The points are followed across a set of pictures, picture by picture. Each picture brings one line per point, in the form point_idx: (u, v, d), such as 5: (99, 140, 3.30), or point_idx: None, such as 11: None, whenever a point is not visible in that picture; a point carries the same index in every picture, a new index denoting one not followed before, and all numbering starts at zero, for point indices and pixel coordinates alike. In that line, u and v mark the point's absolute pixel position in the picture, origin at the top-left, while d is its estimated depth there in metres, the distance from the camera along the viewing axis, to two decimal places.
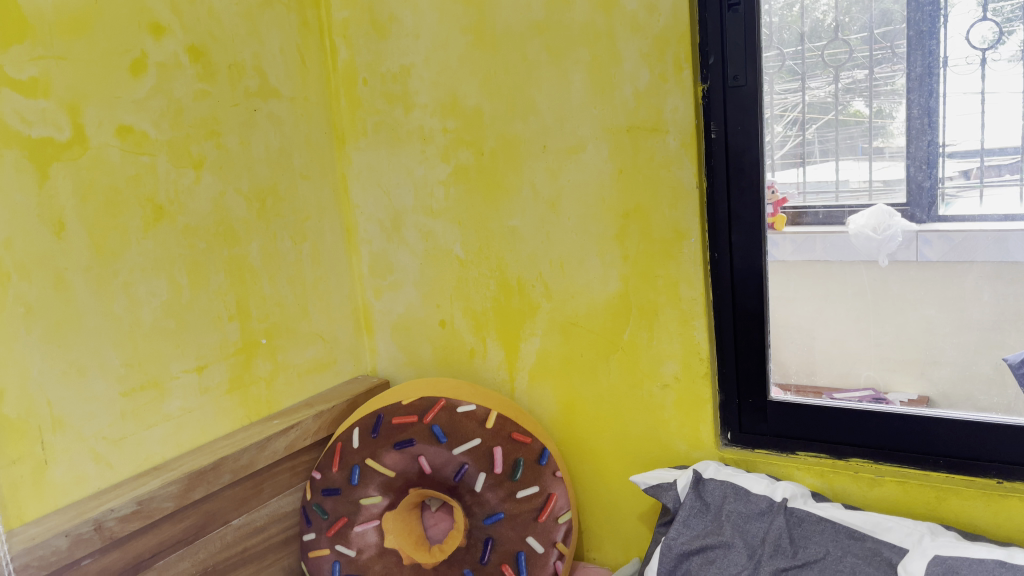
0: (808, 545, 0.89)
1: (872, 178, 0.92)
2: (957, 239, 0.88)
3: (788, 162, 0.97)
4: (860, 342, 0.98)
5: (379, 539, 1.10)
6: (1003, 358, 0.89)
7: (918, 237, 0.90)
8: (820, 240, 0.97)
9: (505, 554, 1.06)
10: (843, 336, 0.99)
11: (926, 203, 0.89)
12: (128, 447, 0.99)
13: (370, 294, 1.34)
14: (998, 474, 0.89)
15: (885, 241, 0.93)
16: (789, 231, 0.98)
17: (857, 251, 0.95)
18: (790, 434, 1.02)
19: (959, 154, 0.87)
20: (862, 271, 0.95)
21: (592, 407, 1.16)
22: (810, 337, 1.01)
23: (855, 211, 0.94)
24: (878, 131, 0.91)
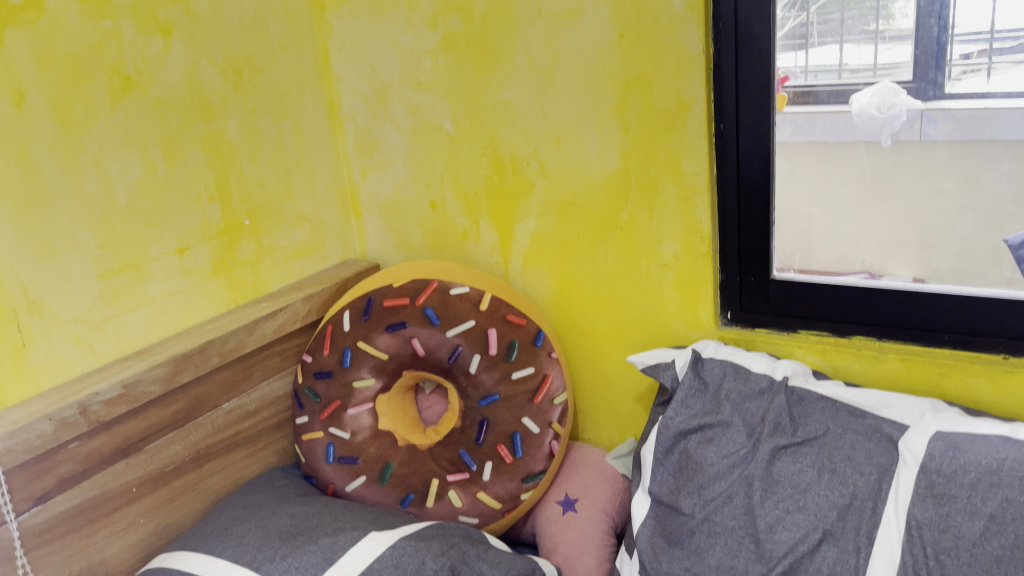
0: (809, 422, 0.88)
1: (876, 62, 0.87)
2: (962, 116, 0.84)
3: (788, 43, 0.91)
4: (855, 225, 0.95)
5: (373, 421, 1.08)
6: (1003, 239, 0.87)
7: (922, 116, 0.86)
8: (822, 121, 0.93)
9: (501, 435, 1.06)
10: (841, 219, 0.96)
11: (931, 80, 0.84)
12: (110, 331, 0.96)
13: (356, 175, 1.29)
14: (1005, 351, 0.87)
15: (889, 120, 0.88)
16: (789, 111, 0.94)
17: (857, 132, 0.91)
18: (793, 312, 1.00)
19: (964, 36, 0.82)
20: (863, 151, 0.92)
21: (589, 289, 1.13)
22: (806, 221, 0.98)
23: (860, 90, 0.89)
24: (881, 12, 0.85)
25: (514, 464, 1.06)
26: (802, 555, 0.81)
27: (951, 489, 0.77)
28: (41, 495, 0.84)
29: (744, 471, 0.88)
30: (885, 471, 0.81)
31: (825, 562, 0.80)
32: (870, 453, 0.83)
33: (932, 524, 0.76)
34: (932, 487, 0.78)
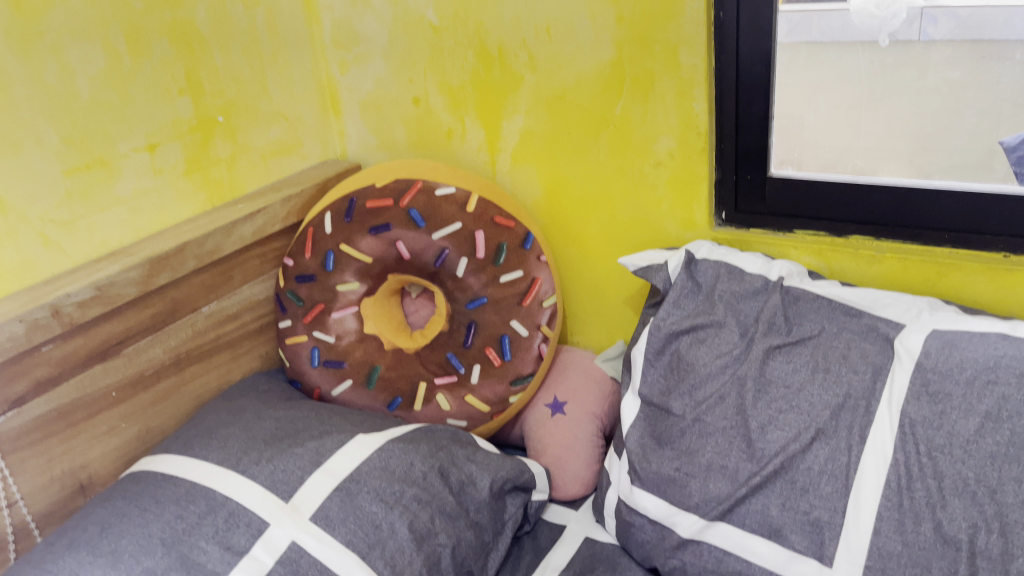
0: (803, 322, 0.87)
1: None
2: (965, 15, 0.83)
3: None
4: (848, 130, 0.94)
5: (358, 325, 1.06)
6: (999, 141, 0.86)
7: (922, 14, 0.84)
8: (817, 20, 0.89)
9: (489, 339, 1.04)
10: (831, 124, 0.95)
11: None
12: (80, 231, 0.91)
13: (335, 70, 1.22)
14: (1005, 249, 0.85)
15: (888, 19, 0.86)
16: (787, 9, 0.89)
17: (856, 32, 0.89)
18: (790, 212, 0.97)
19: None
20: (861, 52, 0.90)
21: (579, 189, 1.10)
22: (800, 123, 0.95)
23: None
24: None
25: (503, 367, 1.04)
26: (794, 454, 0.80)
27: (946, 387, 0.76)
28: (17, 399, 0.81)
29: (737, 372, 0.87)
30: (879, 371, 0.80)
31: (816, 461, 0.79)
32: (866, 352, 0.82)
33: (926, 422, 0.75)
34: (927, 385, 0.77)
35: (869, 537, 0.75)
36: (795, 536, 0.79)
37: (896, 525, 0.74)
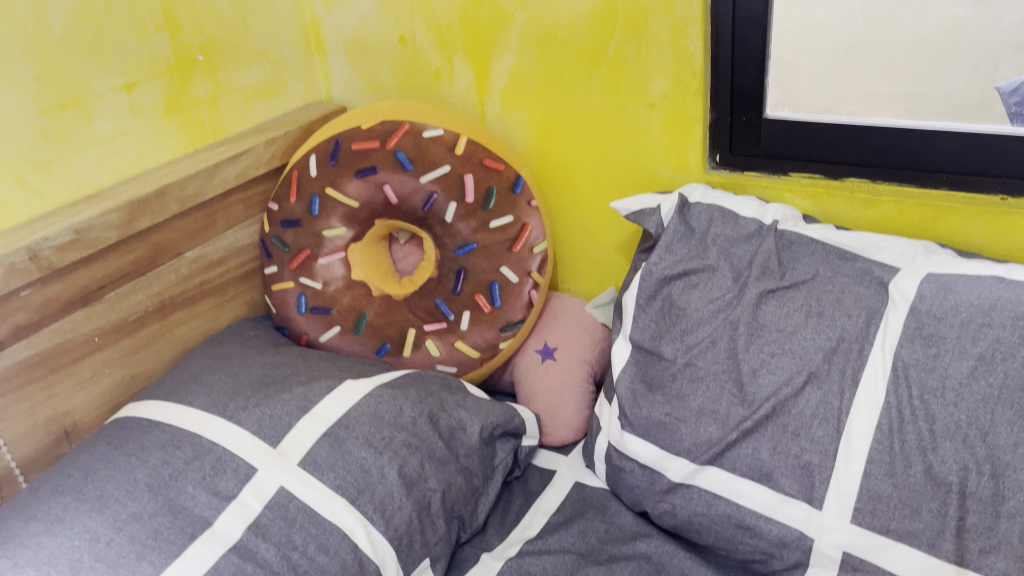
0: (797, 266, 0.86)
1: None
2: None
3: None
4: (845, 76, 0.93)
5: (345, 272, 1.04)
6: (996, 87, 0.84)
7: None
8: None
9: (479, 285, 1.02)
10: (828, 70, 0.93)
11: None
12: (57, 173, 0.89)
13: (318, 8, 1.18)
14: (1002, 191, 0.84)
15: None
16: None
17: None
18: (785, 155, 0.95)
19: None
20: None
21: (570, 131, 1.07)
22: (795, 70, 0.94)
23: None
24: None
25: (492, 313, 1.03)
26: (786, 398, 0.80)
27: (941, 330, 0.75)
28: None
29: (729, 316, 0.86)
30: (874, 314, 0.79)
31: (808, 405, 0.79)
32: (860, 296, 0.81)
33: (919, 365, 0.75)
34: (921, 328, 0.76)
35: (859, 479, 0.75)
36: (785, 479, 0.79)
37: (886, 467, 0.74)
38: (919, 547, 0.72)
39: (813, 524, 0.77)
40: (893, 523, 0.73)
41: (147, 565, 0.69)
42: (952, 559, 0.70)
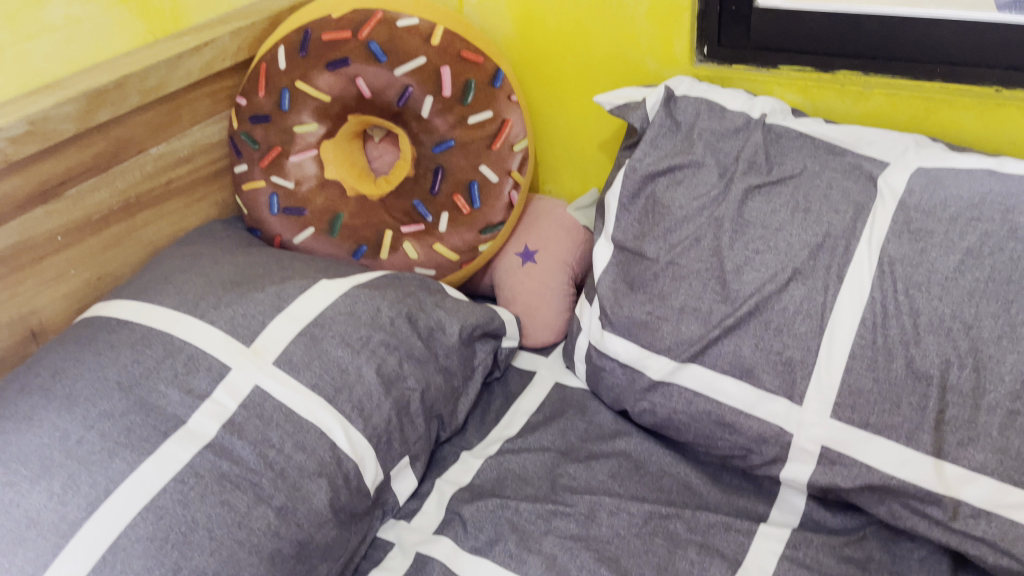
0: (785, 161, 0.83)
1: None
2: None
3: None
4: None
5: (318, 171, 1.00)
6: None
7: None
8: None
9: (457, 185, 0.99)
10: None
11: None
12: (8, 61, 0.84)
13: None
14: (998, 83, 0.81)
15: None
16: None
17: None
18: (775, 46, 0.91)
19: None
20: None
21: (553, 22, 1.02)
22: None
23: None
24: None
25: (471, 214, 1.00)
26: (769, 294, 0.79)
27: (929, 224, 0.74)
28: None
29: (714, 213, 0.84)
30: (861, 209, 0.78)
31: (792, 301, 0.78)
32: (848, 191, 0.79)
33: (905, 260, 0.74)
34: (909, 222, 0.75)
35: (840, 375, 0.75)
36: (766, 376, 0.78)
37: (867, 362, 0.74)
38: (897, 440, 0.72)
39: (792, 419, 0.77)
40: (872, 417, 0.73)
41: (120, 462, 0.68)
42: (929, 451, 0.71)
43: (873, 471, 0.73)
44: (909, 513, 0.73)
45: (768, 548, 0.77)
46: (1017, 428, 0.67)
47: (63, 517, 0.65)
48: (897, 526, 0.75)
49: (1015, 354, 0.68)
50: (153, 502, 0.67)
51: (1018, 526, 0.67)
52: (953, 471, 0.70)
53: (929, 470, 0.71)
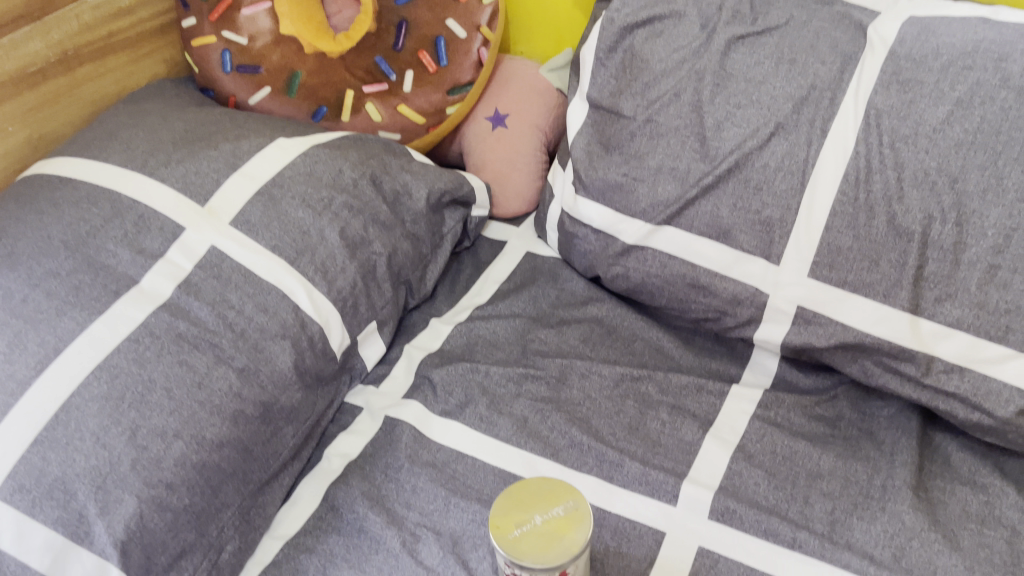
0: (771, 11, 0.78)
1: None
2: None
3: None
4: None
5: (271, 25, 0.92)
6: None
7: None
8: None
9: (423, 41, 0.95)
10: None
11: None
12: None
13: None
14: None
15: None
16: None
17: None
18: None
19: None
20: None
21: None
22: None
23: None
24: None
25: (438, 74, 0.96)
26: (750, 151, 0.75)
27: (919, 75, 0.70)
28: None
29: (695, 66, 0.79)
30: (849, 60, 0.74)
31: (773, 157, 0.75)
32: (836, 42, 0.75)
33: (893, 112, 0.70)
34: (898, 73, 0.71)
35: (819, 233, 0.73)
36: (743, 236, 0.76)
37: (848, 219, 0.72)
38: (874, 297, 0.71)
39: (769, 280, 0.76)
40: (850, 275, 0.72)
41: (69, 321, 0.65)
42: (905, 308, 0.70)
43: (849, 330, 0.72)
44: (881, 370, 0.73)
45: (739, 409, 0.77)
46: (996, 283, 0.66)
47: (10, 376, 0.62)
48: (869, 384, 0.75)
49: (999, 208, 0.66)
50: (106, 361, 0.64)
51: (989, 380, 0.67)
52: (929, 327, 0.69)
53: (905, 327, 0.70)
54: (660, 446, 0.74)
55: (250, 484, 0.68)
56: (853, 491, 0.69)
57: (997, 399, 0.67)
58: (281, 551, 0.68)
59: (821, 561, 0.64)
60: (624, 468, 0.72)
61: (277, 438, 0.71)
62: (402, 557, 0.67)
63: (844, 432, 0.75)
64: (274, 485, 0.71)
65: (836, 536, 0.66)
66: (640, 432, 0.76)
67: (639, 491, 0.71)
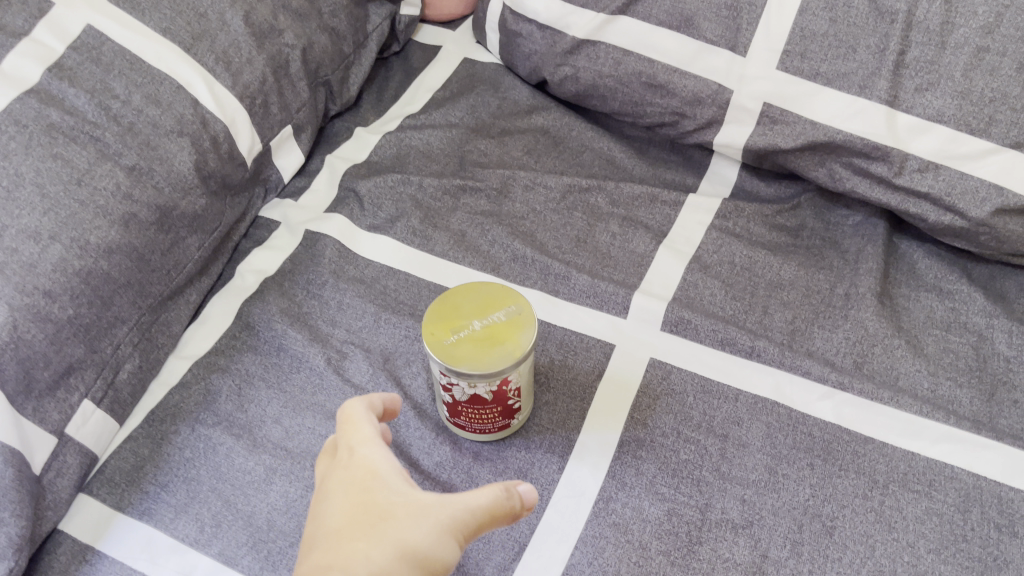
0: None
1: None
2: None
3: None
4: None
5: None
6: None
7: None
8: None
9: None
10: None
11: None
12: None
13: None
14: None
15: None
16: None
17: None
18: None
19: None
20: None
21: None
22: None
23: None
24: None
25: None
26: None
27: None
28: None
29: None
30: None
31: None
32: None
33: None
34: None
35: (793, 18, 0.65)
36: (707, 24, 0.68)
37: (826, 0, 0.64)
38: (848, 90, 0.64)
39: (733, 74, 0.68)
40: (824, 66, 0.65)
41: None
42: (883, 100, 0.63)
43: (817, 128, 0.66)
44: (849, 174, 0.67)
45: (695, 219, 0.71)
46: (982, 69, 0.60)
47: None
48: (835, 190, 0.70)
49: None
50: None
51: (966, 178, 0.62)
52: (906, 122, 0.63)
53: (881, 121, 0.63)
54: (610, 258, 0.68)
55: (149, 298, 0.60)
56: (814, 300, 0.65)
57: (973, 198, 0.62)
58: (189, 372, 0.61)
59: (780, 370, 0.60)
60: (571, 280, 0.66)
61: (179, 249, 0.62)
62: (327, 376, 0.61)
63: (807, 242, 0.69)
64: (179, 301, 0.63)
65: (797, 344, 0.62)
66: (588, 244, 0.69)
67: (587, 304, 0.65)
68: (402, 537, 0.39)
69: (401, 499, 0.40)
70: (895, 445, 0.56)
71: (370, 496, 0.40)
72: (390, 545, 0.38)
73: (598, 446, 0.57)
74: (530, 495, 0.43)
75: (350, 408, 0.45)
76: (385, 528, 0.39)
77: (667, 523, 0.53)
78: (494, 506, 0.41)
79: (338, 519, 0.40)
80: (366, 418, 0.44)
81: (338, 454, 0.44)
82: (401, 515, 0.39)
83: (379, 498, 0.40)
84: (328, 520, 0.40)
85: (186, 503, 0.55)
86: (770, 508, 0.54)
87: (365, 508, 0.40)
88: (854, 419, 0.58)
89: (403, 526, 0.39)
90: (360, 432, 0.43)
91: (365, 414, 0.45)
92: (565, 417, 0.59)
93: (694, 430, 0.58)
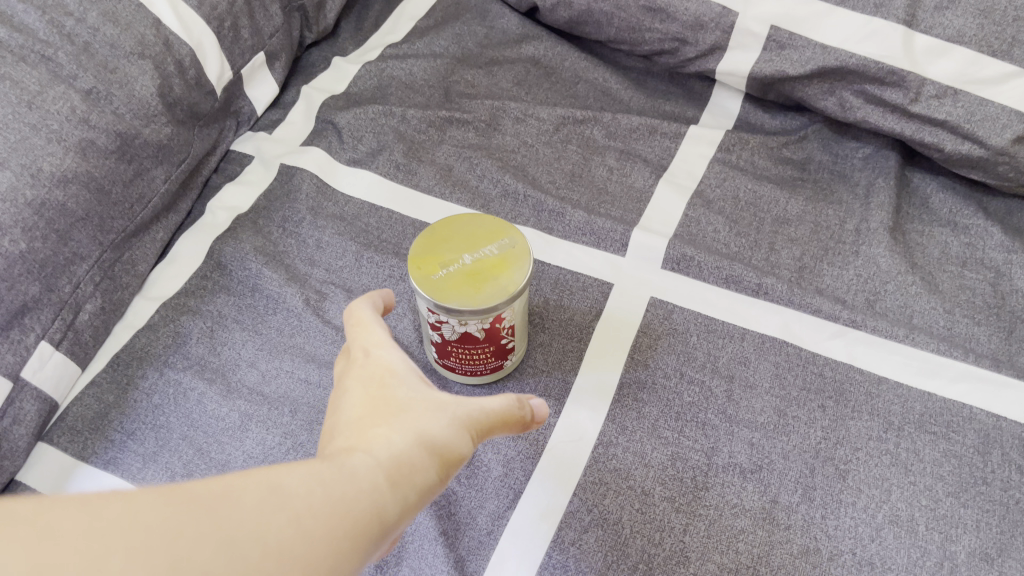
0: None
1: None
2: None
3: None
4: None
5: None
6: None
7: None
8: None
9: None
10: None
11: None
12: None
13: None
14: None
15: None
16: None
17: None
18: None
19: None
20: None
21: None
22: None
23: None
24: None
25: None
26: None
27: None
28: None
29: None
30: None
31: None
32: None
33: None
34: None
35: None
36: None
37: None
38: (863, 10, 0.60)
39: None
40: None
41: None
42: (900, 19, 0.59)
43: (828, 52, 0.61)
44: (860, 102, 0.63)
45: (697, 152, 0.67)
46: None
47: None
48: (844, 121, 0.66)
49: None
50: None
51: (986, 104, 0.58)
52: (923, 44, 0.59)
53: (897, 42, 0.59)
54: (606, 193, 0.64)
55: (110, 234, 0.55)
56: (823, 236, 0.61)
57: (992, 125, 0.58)
58: (158, 313, 0.57)
59: (787, 307, 0.57)
60: (566, 217, 0.62)
61: (143, 181, 0.57)
62: (306, 317, 0.57)
63: (814, 176, 0.66)
64: (144, 239, 0.58)
65: (805, 282, 0.58)
66: (584, 178, 0.65)
67: (583, 242, 0.61)
68: (420, 426, 0.37)
69: (418, 393, 0.39)
70: (910, 384, 0.53)
71: (386, 389, 0.39)
72: (409, 431, 0.36)
73: (596, 389, 0.54)
74: (541, 410, 0.42)
75: (360, 314, 0.43)
76: (402, 416, 0.37)
77: (671, 469, 0.50)
78: (506, 411, 0.40)
79: (355, 410, 0.38)
80: (379, 323, 0.43)
81: (349, 356, 0.42)
82: (419, 406, 0.38)
83: (396, 391, 0.39)
84: (345, 413, 0.38)
85: (156, 451, 0.51)
86: (779, 452, 0.51)
87: (383, 400, 0.38)
88: (867, 358, 0.54)
89: (423, 416, 0.37)
90: (373, 334, 0.42)
91: (376, 319, 0.43)
92: (561, 358, 0.56)
93: (699, 371, 0.54)
